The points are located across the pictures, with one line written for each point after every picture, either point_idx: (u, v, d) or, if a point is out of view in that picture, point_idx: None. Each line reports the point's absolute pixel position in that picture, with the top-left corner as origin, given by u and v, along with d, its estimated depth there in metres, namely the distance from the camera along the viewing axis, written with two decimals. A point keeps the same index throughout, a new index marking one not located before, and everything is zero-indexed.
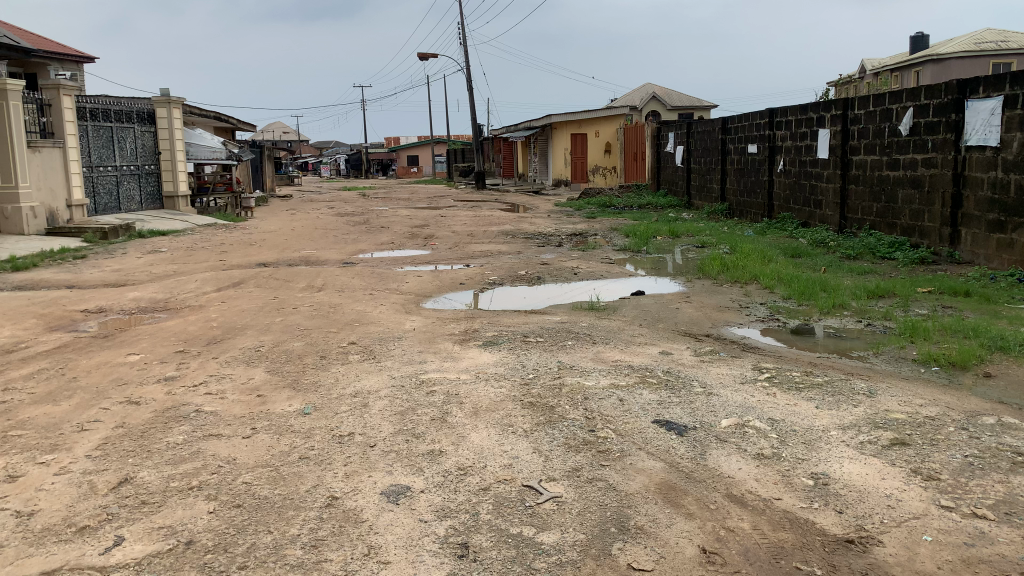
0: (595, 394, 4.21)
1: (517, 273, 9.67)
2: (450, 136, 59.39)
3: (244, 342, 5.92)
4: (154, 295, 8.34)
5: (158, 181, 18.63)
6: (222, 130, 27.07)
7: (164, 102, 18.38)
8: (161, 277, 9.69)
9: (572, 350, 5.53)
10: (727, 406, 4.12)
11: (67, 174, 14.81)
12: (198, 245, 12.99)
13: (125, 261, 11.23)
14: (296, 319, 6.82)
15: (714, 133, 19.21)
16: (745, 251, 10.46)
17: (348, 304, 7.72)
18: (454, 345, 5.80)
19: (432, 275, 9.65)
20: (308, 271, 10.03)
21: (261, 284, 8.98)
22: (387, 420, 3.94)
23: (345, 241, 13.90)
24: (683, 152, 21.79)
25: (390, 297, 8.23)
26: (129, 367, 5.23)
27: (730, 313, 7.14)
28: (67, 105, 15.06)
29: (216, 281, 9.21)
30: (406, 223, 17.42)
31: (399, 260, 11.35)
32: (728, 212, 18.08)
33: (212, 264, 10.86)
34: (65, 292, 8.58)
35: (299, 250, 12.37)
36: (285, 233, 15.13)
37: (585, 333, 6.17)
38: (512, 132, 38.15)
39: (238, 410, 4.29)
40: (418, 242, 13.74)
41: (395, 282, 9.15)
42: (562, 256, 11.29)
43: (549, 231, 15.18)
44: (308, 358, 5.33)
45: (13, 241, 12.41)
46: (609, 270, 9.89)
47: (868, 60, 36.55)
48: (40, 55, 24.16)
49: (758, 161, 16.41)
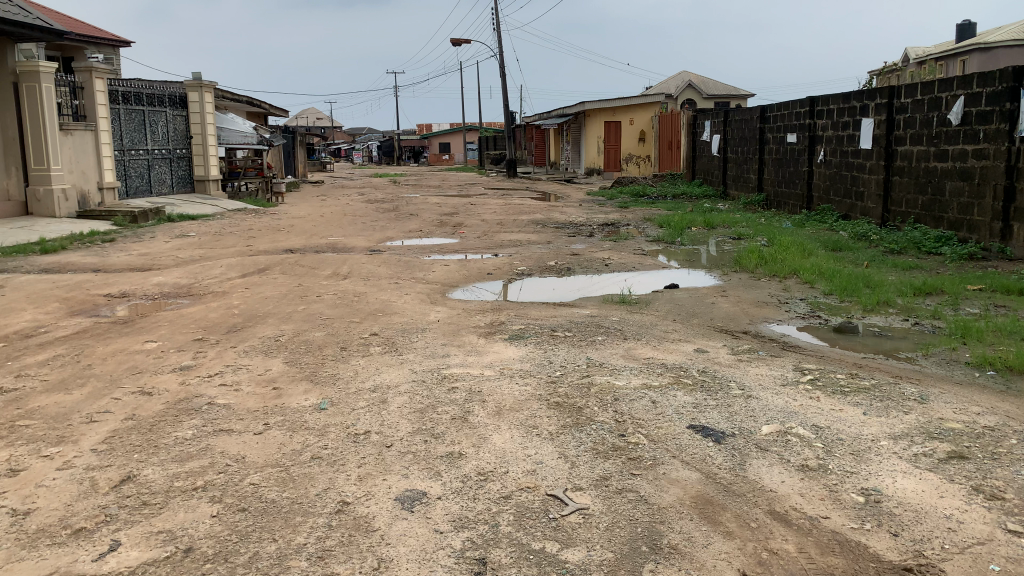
0: (626, 395, 3.97)
1: (546, 264, 9.44)
2: (481, 124, 59.10)
3: (264, 331, 5.77)
4: (179, 281, 8.25)
5: (189, 165, 18.67)
6: (255, 116, 27.13)
7: (196, 86, 18.26)
8: (187, 262, 9.62)
9: (602, 346, 5.29)
10: (768, 411, 3.86)
11: (99, 157, 14.84)
12: (226, 230, 12.94)
13: (153, 245, 11.19)
14: (319, 309, 6.66)
15: (752, 121, 18.74)
16: (784, 244, 10.12)
17: (373, 293, 7.54)
18: (479, 338, 5.60)
19: (460, 264, 9.46)
20: (334, 258, 9.88)
21: (286, 271, 8.86)
22: (406, 418, 3.74)
23: (374, 228, 13.76)
24: (719, 142, 21.32)
25: (415, 286, 8.04)
26: (145, 356, 5.10)
27: (769, 309, 6.84)
28: (100, 88, 15.08)
29: (240, 267, 9.10)
30: (436, 210, 17.23)
31: (427, 248, 11.18)
32: (765, 203, 17.63)
33: (238, 250, 10.78)
34: (91, 275, 8.53)
35: (327, 237, 12.25)
36: (314, 219, 15.05)
37: (616, 328, 5.93)
38: (545, 120, 37.79)
39: (252, 403, 4.12)
40: (447, 230, 13.55)
41: (422, 271, 8.98)
42: (593, 246, 11.04)
43: (580, 220, 14.89)
44: (328, 349, 5.15)
45: (44, 224, 12.46)
46: (642, 262, 9.61)
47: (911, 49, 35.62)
48: (75, 39, 24.35)
49: (798, 151, 15.95)
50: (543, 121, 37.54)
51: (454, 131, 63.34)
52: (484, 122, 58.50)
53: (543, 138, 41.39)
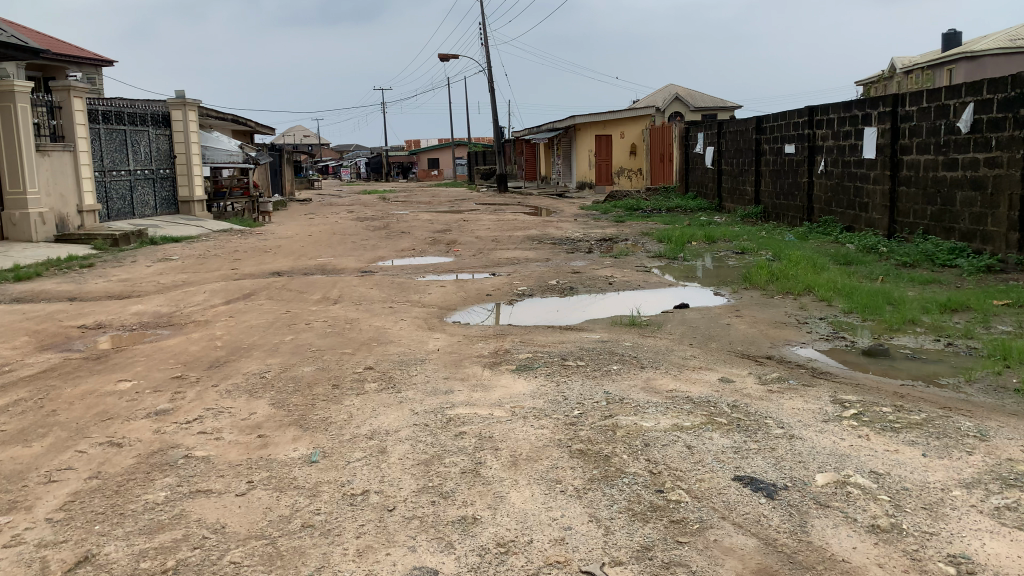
0: (657, 438, 3.53)
1: (547, 283, 9.00)
2: (470, 139, 58.79)
3: (249, 366, 5.29)
4: (159, 309, 7.76)
5: (173, 186, 18.18)
6: (240, 134, 26.68)
7: (180, 104, 17.87)
8: (169, 288, 9.13)
9: (619, 378, 4.84)
10: (817, 455, 3.43)
11: (78, 179, 14.35)
12: (211, 253, 12.45)
13: (134, 270, 10.69)
14: (309, 339, 6.18)
15: (748, 132, 18.41)
16: (793, 259, 9.72)
17: (365, 319, 7.09)
18: (483, 370, 5.15)
19: (456, 285, 9.01)
20: (324, 281, 9.41)
21: (273, 296, 8.39)
22: (409, 474, 3.28)
23: (365, 247, 13.31)
24: (713, 153, 21.01)
25: (411, 311, 7.58)
26: (117, 398, 4.62)
27: (788, 330, 6.42)
28: (79, 108, 14.61)
29: (225, 292, 8.62)
30: (427, 228, 16.80)
31: (420, 268, 10.72)
32: (764, 216, 17.29)
33: (223, 274, 10.30)
34: (66, 304, 8.04)
35: (316, 258, 11.78)
36: (303, 239, 14.58)
37: (631, 355, 5.48)
38: (534, 134, 37.50)
39: (235, 455, 3.65)
40: (441, 249, 13.11)
41: (417, 293, 8.52)
42: (593, 263, 10.62)
43: (577, 235, 14.48)
44: (318, 387, 4.68)
45: (20, 249, 11.94)
46: (647, 279, 9.19)
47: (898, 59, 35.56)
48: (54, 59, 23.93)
49: (796, 162, 15.62)
50: (533, 136, 37.24)
51: (443, 146, 63.02)
52: (473, 137, 58.17)
53: (533, 152, 41.06)
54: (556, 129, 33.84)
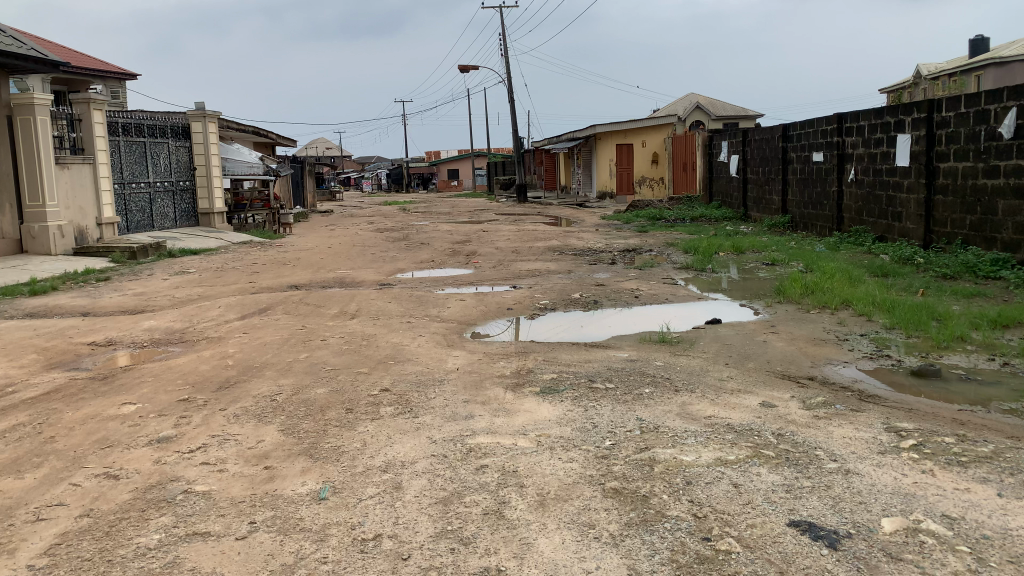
0: (698, 474, 3.20)
1: (571, 296, 8.68)
2: (490, 149, 58.73)
3: (259, 388, 5.01)
4: (172, 325, 7.53)
5: (193, 198, 18.08)
6: (260, 146, 26.66)
7: (199, 115, 17.81)
8: (183, 303, 8.92)
9: (652, 402, 4.50)
10: (879, 494, 3.08)
11: (97, 191, 14.26)
12: (229, 266, 12.26)
13: (150, 284, 10.50)
14: (323, 357, 5.90)
15: (774, 140, 18.01)
16: (828, 271, 9.33)
17: (382, 336, 6.80)
18: (506, 392, 4.83)
19: (477, 299, 8.71)
20: (341, 294, 9.16)
21: (289, 311, 8.14)
22: (426, 515, 2.97)
23: (384, 259, 13.06)
24: (738, 162, 20.61)
25: (430, 326, 7.29)
26: (119, 424, 4.35)
27: (828, 348, 6.06)
28: (98, 120, 14.53)
29: (240, 307, 8.39)
30: (447, 239, 16.54)
31: (440, 281, 10.45)
32: (792, 226, 16.87)
33: (239, 287, 10.08)
34: (78, 320, 7.84)
35: (334, 271, 11.54)
36: (321, 251, 14.38)
37: (663, 376, 5.15)
38: (554, 143, 37.25)
39: (238, 490, 3.36)
40: (460, 260, 12.83)
41: (436, 308, 8.23)
42: (618, 275, 10.29)
43: (600, 246, 14.15)
44: (331, 412, 4.38)
45: (37, 262, 11.82)
46: (675, 293, 8.84)
47: (924, 65, 34.91)
48: (74, 71, 24.13)
49: (825, 170, 15.20)
50: (553, 145, 36.96)
51: (462, 156, 62.96)
52: (493, 147, 58.01)
53: (553, 161, 40.82)
54: (577, 138, 33.55)
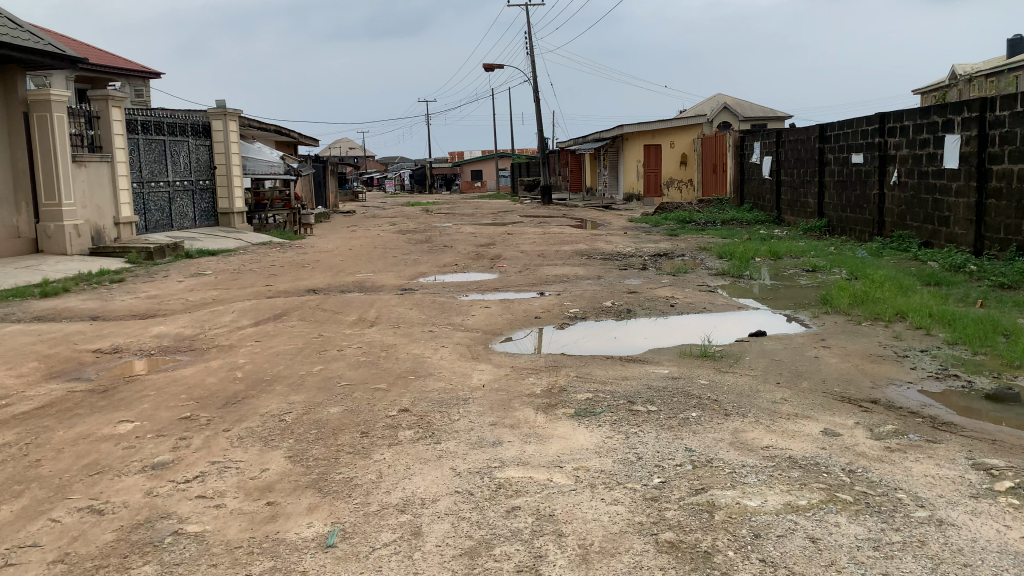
0: (768, 526, 2.73)
1: (602, 304, 8.21)
2: (514, 150, 58.32)
3: (268, 406, 4.62)
4: (182, 331, 7.18)
5: (213, 197, 17.84)
6: (283, 146, 26.48)
7: (220, 114, 17.59)
8: (196, 307, 8.58)
9: (701, 431, 4.03)
10: (987, 554, 2.59)
11: (115, 190, 14.03)
12: (246, 267, 11.93)
13: (165, 286, 10.19)
14: (339, 370, 5.49)
15: (810, 141, 17.41)
16: (876, 279, 8.78)
17: (403, 346, 6.39)
18: (537, 414, 4.39)
19: (503, 306, 8.28)
20: (361, 300, 8.77)
21: (305, 317, 7.76)
22: (449, 572, 2.54)
23: (406, 262, 12.68)
24: (772, 164, 20.02)
25: (454, 337, 6.86)
26: (112, 447, 3.97)
27: (888, 365, 5.55)
28: (117, 117, 14.30)
29: (254, 312, 8.02)
30: (471, 242, 16.13)
31: (463, 285, 10.03)
32: (828, 230, 16.28)
33: (256, 291, 9.74)
34: (86, 324, 7.52)
35: (354, 274, 11.17)
36: (342, 253, 14.02)
37: (709, 398, 4.67)
38: (580, 145, 36.76)
39: (234, 532, 2.94)
40: (485, 264, 12.41)
41: (460, 315, 7.81)
42: (650, 282, 9.80)
43: (629, 250, 13.67)
44: (343, 436, 3.96)
45: (52, 262, 11.59)
46: (713, 301, 8.34)
47: (959, 66, 33.93)
48: (93, 66, 24.19)
49: (865, 172, 14.62)
50: (579, 147, 36.45)
51: (486, 158, 62.61)
52: (517, 148, 57.58)
53: (578, 163, 40.33)
54: (603, 140, 33.04)
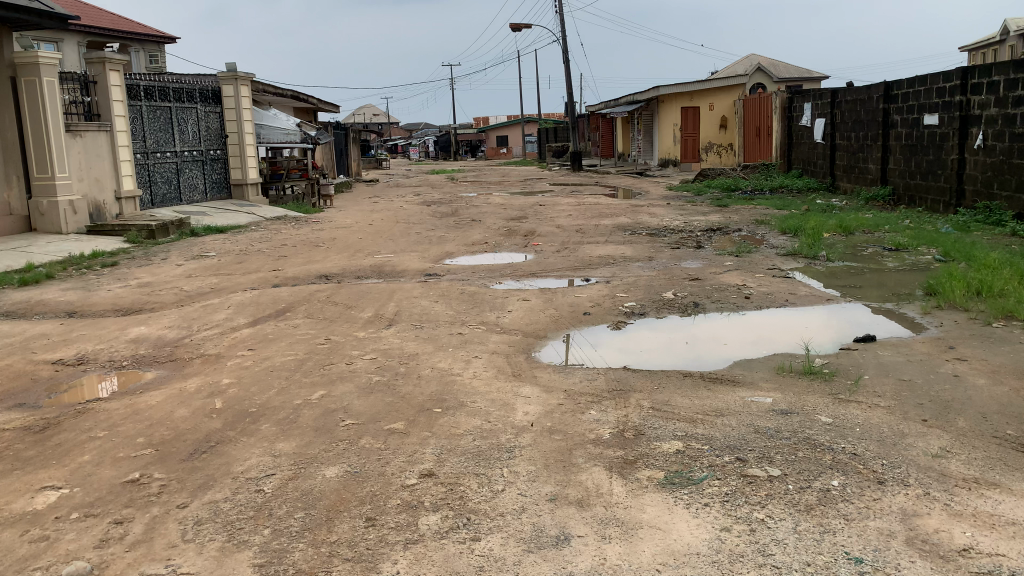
0: None
1: (662, 295, 6.93)
2: (540, 114, 56.57)
3: (245, 464, 3.42)
4: (165, 333, 6.02)
5: (224, 168, 16.72)
6: (302, 112, 25.27)
7: (230, 78, 16.37)
8: (190, 300, 7.45)
9: (859, 522, 2.78)
10: None
11: (115, 162, 12.91)
12: (254, 247, 10.79)
13: (160, 272, 9.06)
14: (344, 397, 4.28)
15: (872, 101, 15.79)
16: (986, 262, 7.38)
17: (426, 357, 5.16)
18: (612, 482, 3.15)
19: (544, 298, 7.02)
20: (378, 289, 7.56)
21: (312, 314, 6.58)
22: None
23: (430, 240, 11.46)
24: (826, 126, 18.42)
25: (489, 341, 5.63)
26: (16, 539, 2.79)
27: None
28: (115, 82, 13.14)
29: (252, 307, 6.84)
30: (500, 215, 14.84)
31: (495, 270, 8.79)
32: (894, 200, 14.79)
33: (260, 277, 8.58)
34: (55, 324, 6.38)
35: (373, 256, 9.97)
36: (361, 229, 12.84)
37: (846, 451, 3.41)
38: (611, 108, 35.12)
39: None
40: (518, 242, 11.15)
41: (494, 311, 6.57)
42: (711, 266, 8.49)
43: (677, 225, 12.31)
44: (342, 526, 2.76)
45: (42, 242, 10.53)
46: (794, 291, 7.02)
47: (1012, 20, 31.65)
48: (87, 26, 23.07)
49: (940, 135, 13.04)
50: (610, 110, 34.80)
51: (511, 122, 60.94)
52: (543, 112, 55.89)
53: (609, 127, 38.69)
54: (637, 102, 31.38)
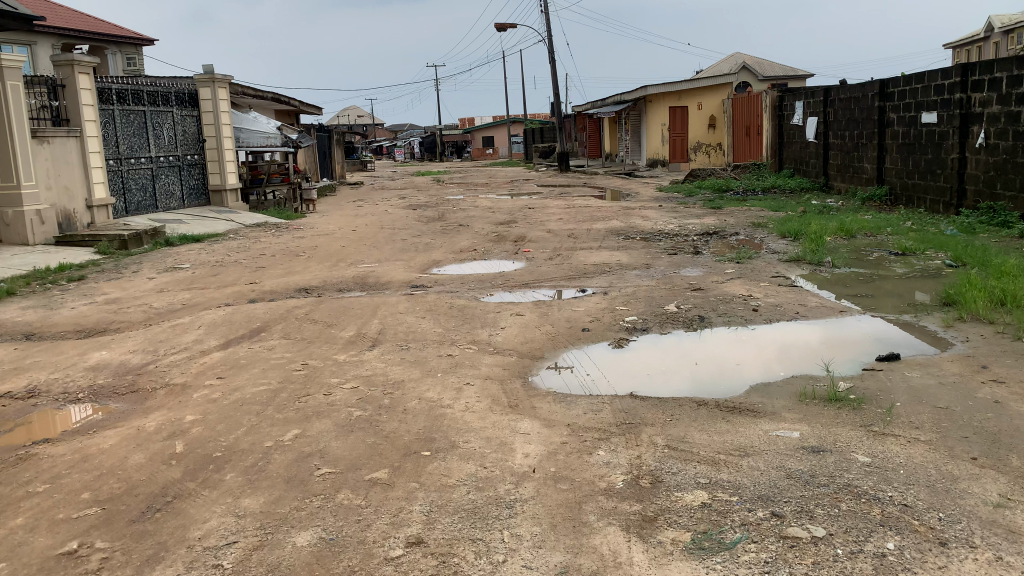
0: None
1: (665, 308, 6.49)
2: (526, 113, 56.13)
3: (204, 528, 2.95)
4: (128, 358, 5.53)
5: (202, 173, 16.18)
6: (284, 115, 24.71)
7: (207, 80, 15.84)
8: (159, 319, 6.95)
9: None
10: None
11: (86, 169, 12.35)
12: (231, 258, 10.27)
13: (130, 286, 8.54)
14: (321, 438, 3.81)
15: (867, 98, 15.44)
16: (1003, 268, 6.98)
17: (413, 385, 4.69)
18: (630, 548, 2.71)
19: (539, 312, 6.57)
20: (360, 304, 7.08)
21: (289, 334, 6.11)
22: None
23: (416, 247, 10.98)
24: (819, 124, 18.08)
25: (481, 364, 5.18)
26: None
27: None
28: (85, 85, 12.60)
29: (224, 327, 6.35)
30: (488, 219, 14.37)
31: (486, 280, 8.33)
32: (892, 200, 14.44)
33: (236, 292, 8.08)
34: (8, 349, 5.87)
35: (356, 266, 9.49)
36: (343, 236, 12.34)
37: (896, 502, 2.97)
38: (598, 108, 34.74)
39: None
40: (508, 249, 10.69)
41: (486, 329, 6.10)
42: (712, 274, 8.07)
43: (672, 229, 11.89)
44: None
45: (7, 255, 9.98)
46: (805, 303, 6.60)
47: (996, 16, 31.49)
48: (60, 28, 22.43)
49: (939, 133, 12.70)
50: (597, 110, 34.42)
51: (497, 123, 60.48)
52: (529, 112, 55.48)
53: (596, 127, 38.31)
54: (624, 102, 31.01)
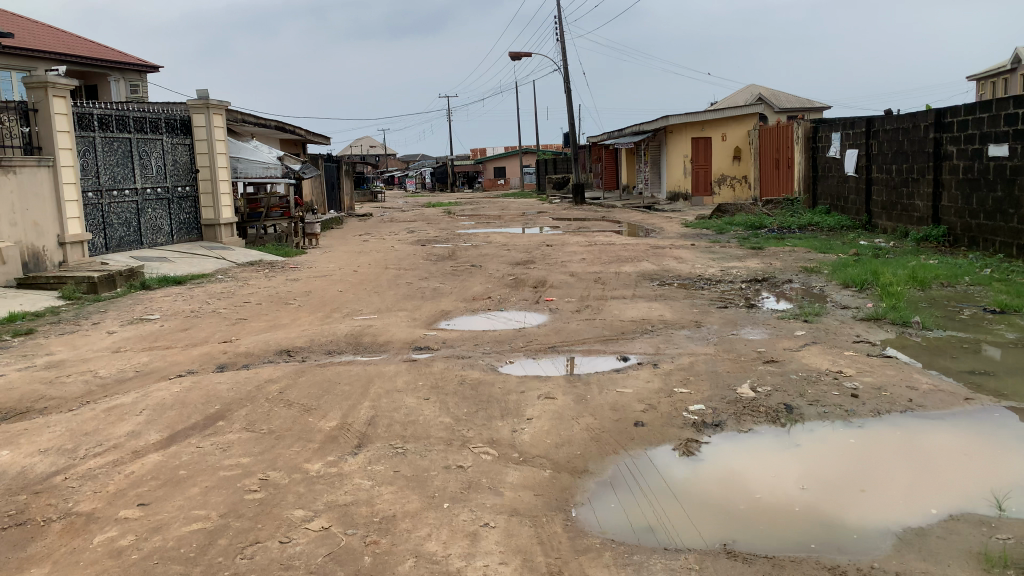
0: None
1: (737, 391, 5.05)
2: (539, 145, 55.20)
3: None
4: (33, 464, 4.14)
5: (195, 207, 14.96)
6: (289, 143, 23.59)
7: (202, 107, 14.71)
8: (99, 394, 5.58)
9: None
10: None
11: (60, 202, 11.10)
12: (209, 306, 8.94)
13: (84, 344, 7.21)
14: None
15: (920, 129, 14.07)
16: None
17: (407, 527, 3.27)
18: None
19: (575, 395, 5.14)
20: (351, 377, 5.67)
21: (252, 424, 4.70)
22: None
23: (423, 293, 9.62)
24: (861, 157, 16.73)
25: (504, 484, 3.74)
26: None
27: None
28: (61, 110, 11.36)
29: (172, 412, 4.95)
30: (503, 258, 13.02)
31: (504, 340, 6.92)
32: (953, 240, 13.02)
33: (206, 353, 6.72)
34: None
35: (352, 318, 8.10)
36: (343, 279, 11.00)
37: None
38: (616, 138, 33.55)
39: None
40: (529, 296, 9.32)
41: (510, 421, 4.67)
42: (780, 336, 6.65)
43: (712, 274, 10.51)
44: None
45: None
46: (914, 385, 5.16)
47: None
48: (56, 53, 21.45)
49: (1010, 168, 11.31)
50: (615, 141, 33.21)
51: (509, 154, 59.60)
52: (542, 144, 54.50)
53: (612, 158, 37.13)
54: (643, 133, 29.82)
